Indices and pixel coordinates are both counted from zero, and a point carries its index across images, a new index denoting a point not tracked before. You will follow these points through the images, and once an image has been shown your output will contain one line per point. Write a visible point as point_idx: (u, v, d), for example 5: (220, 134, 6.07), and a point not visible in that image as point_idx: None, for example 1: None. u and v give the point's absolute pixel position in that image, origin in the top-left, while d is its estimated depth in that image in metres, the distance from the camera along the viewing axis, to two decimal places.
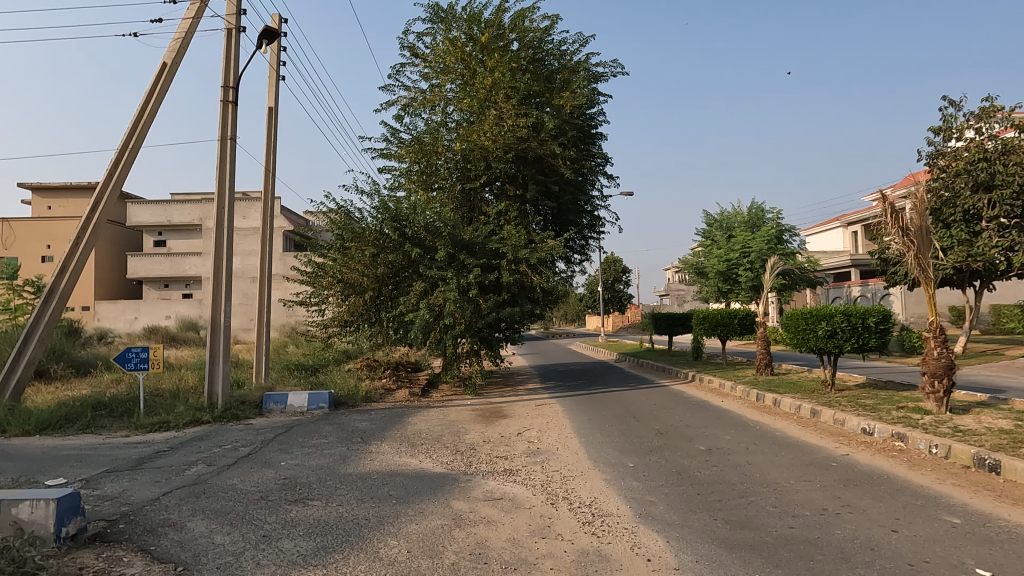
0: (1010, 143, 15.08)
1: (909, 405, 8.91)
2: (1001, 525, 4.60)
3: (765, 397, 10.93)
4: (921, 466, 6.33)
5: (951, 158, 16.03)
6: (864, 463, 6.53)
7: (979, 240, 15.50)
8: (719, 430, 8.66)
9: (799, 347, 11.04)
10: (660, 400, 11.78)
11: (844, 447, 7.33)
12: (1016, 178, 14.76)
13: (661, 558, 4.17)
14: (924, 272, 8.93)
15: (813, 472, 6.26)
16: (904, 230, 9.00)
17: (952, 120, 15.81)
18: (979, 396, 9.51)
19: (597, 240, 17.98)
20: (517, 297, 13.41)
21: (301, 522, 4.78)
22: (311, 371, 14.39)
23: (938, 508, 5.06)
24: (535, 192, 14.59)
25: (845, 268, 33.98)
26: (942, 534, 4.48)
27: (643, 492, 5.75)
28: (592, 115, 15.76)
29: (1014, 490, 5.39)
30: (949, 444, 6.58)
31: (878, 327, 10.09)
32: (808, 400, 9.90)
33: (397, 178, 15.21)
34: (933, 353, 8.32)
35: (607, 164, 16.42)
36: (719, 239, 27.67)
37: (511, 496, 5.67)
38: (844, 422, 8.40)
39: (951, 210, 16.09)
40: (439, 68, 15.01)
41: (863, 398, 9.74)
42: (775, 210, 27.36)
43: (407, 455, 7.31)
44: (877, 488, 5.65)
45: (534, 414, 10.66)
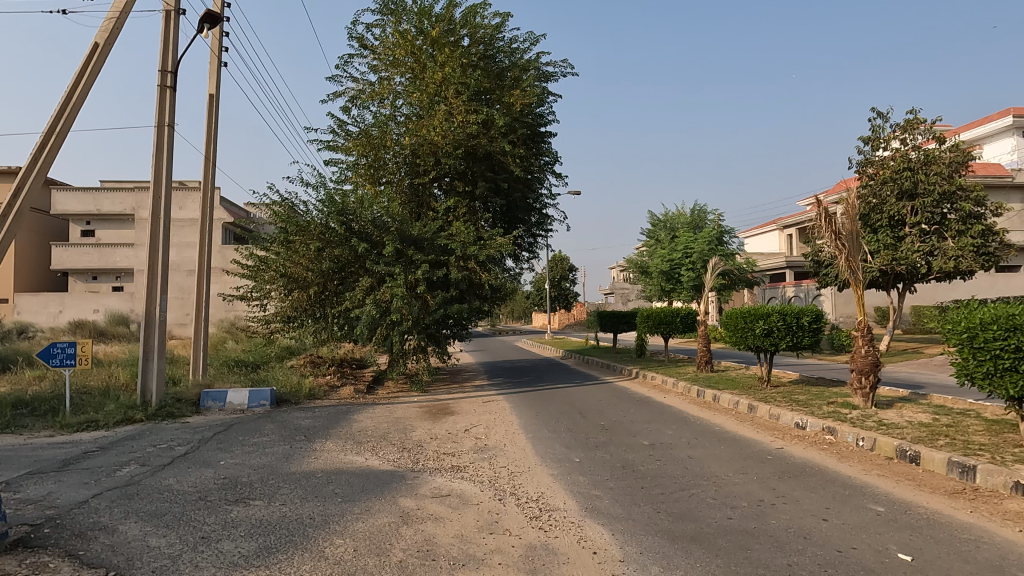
0: (930, 153, 16.21)
1: (838, 400, 9.36)
2: (920, 512, 4.91)
3: (705, 393, 11.29)
4: (849, 458, 6.68)
5: (879, 166, 16.86)
6: (797, 456, 6.84)
7: (903, 245, 16.43)
8: (661, 425, 8.89)
9: (738, 344, 11.36)
10: (605, 396, 11.99)
11: (779, 440, 7.65)
12: (936, 187, 15.87)
13: (607, 551, 4.26)
14: (854, 275, 9.34)
15: (750, 465, 6.51)
16: (837, 234, 9.41)
17: (880, 131, 16.69)
18: (901, 392, 10.06)
19: (545, 238, 18.17)
20: (465, 294, 13.41)
21: (242, 523, 4.65)
22: (252, 368, 13.94)
23: (864, 497, 5.35)
24: (485, 189, 14.60)
25: (780, 269, 35.35)
26: (868, 521, 4.75)
27: (588, 487, 5.85)
28: (542, 114, 15.80)
29: (932, 480, 5.76)
30: (874, 436, 6.96)
31: (811, 326, 10.62)
32: (746, 396, 10.27)
33: (343, 172, 14.85)
34: (860, 351, 8.76)
35: (556, 162, 16.48)
36: (663, 239, 28.39)
37: (459, 492, 5.66)
38: (779, 417, 8.76)
39: (878, 215, 16.96)
40: (389, 60, 14.89)
41: (797, 394, 10.17)
42: (716, 212, 28.19)
43: (353, 453, 7.20)
44: (809, 479, 5.93)
45: (480, 411, 10.65)
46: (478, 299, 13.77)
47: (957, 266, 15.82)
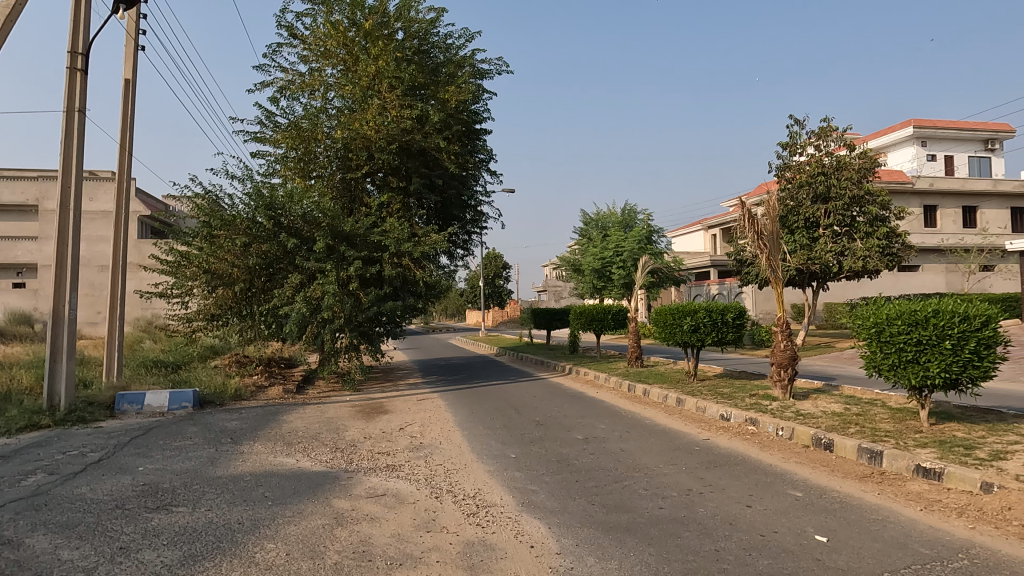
0: (842, 160, 17.13)
1: (760, 392, 9.84)
2: (834, 496, 5.24)
3: (635, 388, 11.60)
4: (769, 447, 7.04)
5: (796, 171, 17.73)
6: (722, 446, 7.14)
7: (817, 245, 17.55)
8: (594, 419, 9.08)
9: (667, 340, 11.72)
10: (539, 392, 12.13)
11: (705, 432, 7.97)
12: (847, 192, 16.95)
13: (544, 544, 4.32)
14: (774, 272, 9.84)
15: (679, 456, 6.75)
16: (760, 234, 9.86)
17: (797, 137, 17.52)
18: (816, 384, 10.68)
19: (480, 235, 18.18)
20: (399, 292, 13.23)
21: (164, 531, 4.43)
22: (172, 368, 13.26)
23: (784, 484, 5.66)
24: (419, 185, 14.44)
25: (705, 267, 36.76)
26: (788, 506, 5.03)
27: (525, 482, 5.91)
28: (477, 111, 15.77)
29: (844, 465, 6.15)
30: (792, 426, 7.36)
31: (735, 322, 11.17)
32: (674, 390, 10.63)
33: (271, 165, 14.34)
34: (780, 346, 9.22)
35: (491, 160, 16.49)
36: (595, 238, 28.96)
37: (394, 491, 5.60)
38: (705, 409, 9.11)
39: (795, 217, 17.90)
40: (320, 51, 14.50)
41: (721, 387, 10.62)
42: (645, 212, 28.97)
43: (283, 455, 6.98)
44: (734, 468, 6.22)
45: (415, 409, 10.55)
46: (412, 297, 13.63)
47: (865, 266, 17.04)
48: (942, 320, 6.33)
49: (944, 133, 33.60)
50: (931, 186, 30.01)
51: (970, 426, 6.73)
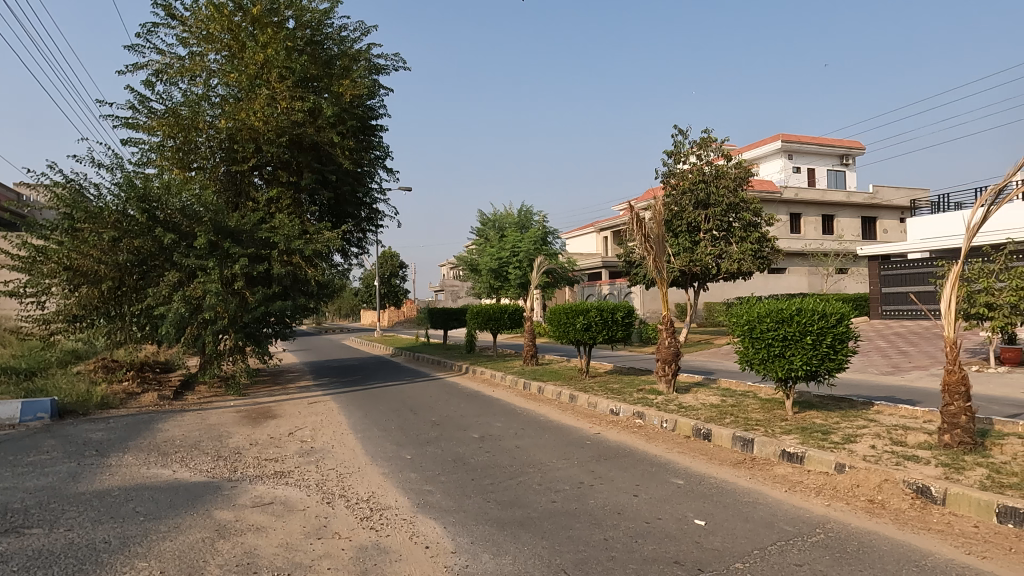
0: (720, 169, 18.52)
1: (646, 387, 10.35)
2: (712, 482, 5.63)
3: (530, 385, 11.84)
4: (655, 438, 7.44)
5: (680, 178, 18.92)
6: (611, 440, 7.45)
7: (699, 248, 18.61)
8: (490, 418, 9.17)
9: (560, 338, 12.03)
10: (436, 392, 12.08)
11: (596, 426, 8.28)
12: (725, 199, 18.24)
13: (439, 544, 4.31)
14: (660, 273, 10.37)
15: (571, 451, 6.97)
16: (647, 237, 10.35)
17: (681, 146, 18.70)
18: (697, 378, 11.41)
19: (375, 233, 17.81)
20: (289, 291, 12.68)
21: (14, 556, 3.98)
22: (25, 376, 11.91)
23: (668, 472, 6.01)
24: (311, 180, 13.90)
25: (597, 269, 38.13)
26: (671, 493, 5.34)
27: (420, 483, 5.87)
28: (372, 107, 15.43)
29: (720, 453, 6.61)
30: (675, 418, 7.81)
31: (624, 321, 11.71)
32: (567, 386, 10.96)
33: (145, 154, 13.26)
34: (665, 343, 9.75)
35: (387, 157, 16.20)
36: (492, 238, 29.25)
37: (282, 499, 5.37)
38: (596, 405, 9.47)
39: (679, 222, 18.97)
40: (201, 34, 13.58)
41: (611, 383, 11.07)
42: (541, 214, 29.58)
43: (157, 466, 6.49)
44: (622, 460, 6.50)
45: (305, 413, 10.16)
46: (303, 296, 13.12)
47: (740, 268, 18.28)
48: (804, 317, 6.97)
49: (807, 147, 36.95)
50: (796, 196, 32.88)
51: (827, 413, 7.46)
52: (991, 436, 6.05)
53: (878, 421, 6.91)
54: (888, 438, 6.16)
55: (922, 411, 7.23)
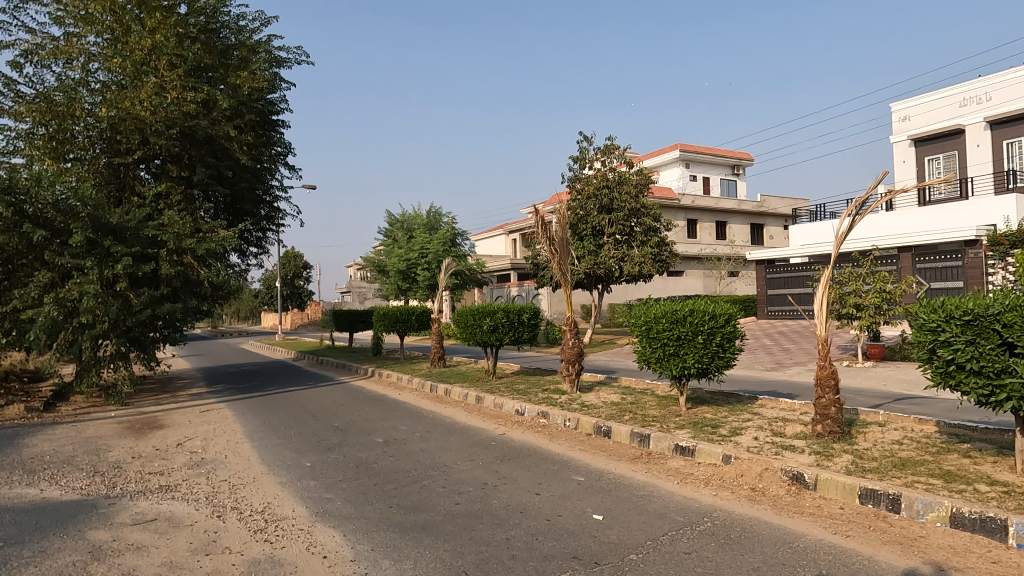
0: (623, 175, 19.23)
1: (551, 387, 10.57)
2: (610, 478, 5.83)
3: (437, 388, 11.76)
4: (558, 437, 7.61)
5: (585, 183, 19.49)
6: (516, 440, 7.55)
7: (603, 251, 19.22)
8: (395, 421, 9.03)
9: (468, 340, 12.04)
10: (340, 397, 11.74)
11: (501, 427, 8.35)
12: (627, 204, 18.95)
13: (338, 553, 4.20)
14: (564, 275, 10.61)
15: (477, 452, 7.00)
16: (551, 240, 10.56)
17: (586, 152, 19.28)
18: (599, 377, 11.77)
19: (275, 233, 17.07)
20: (179, 292, 11.90)
21: None
22: None
23: (570, 470, 6.17)
24: (205, 176, 13.12)
25: (506, 270, 38.45)
26: (571, 490, 5.49)
27: (320, 491, 5.69)
28: (272, 101, 14.79)
29: (619, 449, 6.87)
30: (578, 417, 8.02)
31: (530, 322, 11.90)
32: (474, 388, 10.98)
33: (11, 142, 12.03)
34: (569, 343, 10.01)
35: (289, 154, 15.58)
36: (400, 239, 28.83)
37: (168, 515, 5.04)
38: (502, 405, 9.55)
39: (584, 225, 19.52)
40: (79, 14, 12.49)
41: (518, 383, 11.21)
42: (450, 215, 29.47)
43: (22, 485, 5.90)
44: (526, 459, 6.60)
45: (196, 422, 9.57)
46: (195, 298, 12.36)
47: (642, 270, 19.02)
48: (696, 317, 7.38)
49: (703, 157, 39.06)
50: (693, 203, 34.68)
51: (717, 408, 7.92)
52: (857, 425, 6.65)
53: (761, 414, 7.42)
54: (770, 430, 6.64)
55: (799, 403, 7.84)
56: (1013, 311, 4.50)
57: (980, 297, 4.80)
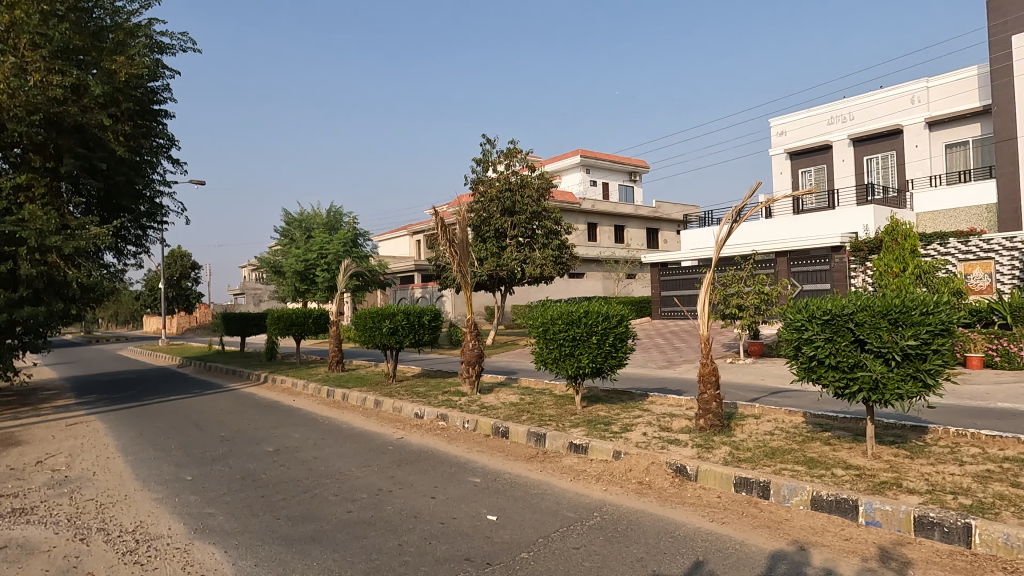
0: (525, 178, 19.53)
1: (452, 389, 10.54)
2: (506, 478, 5.89)
3: (334, 393, 11.41)
4: (456, 439, 7.61)
5: (488, 185, 19.61)
6: (414, 444, 7.47)
7: (505, 253, 19.41)
8: (287, 429, 8.67)
9: (366, 343, 11.77)
10: (228, 404, 11.12)
11: (399, 431, 8.24)
12: (529, 207, 19.25)
13: (217, 571, 3.98)
14: (464, 277, 10.62)
15: (372, 458, 6.86)
16: (451, 242, 10.54)
17: (490, 154, 19.42)
18: (500, 377, 11.88)
19: (157, 230, 15.90)
20: (41, 295, 10.82)
21: None
22: None
23: (467, 472, 6.17)
24: (74, 168, 12.01)
25: (409, 272, 37.96)
26: (467, 492, 5.50)
27: (200, 506, 5.36)
28: (154, 89, 13.75)
29: (516, 449, 6.97)
30: (476, 418, 8.06)
31: (430, 324, 11.83)
32: (372, 392, 10.76)
33: None
34: (469, 345, 10.03)
35: (172, 146, 14.56)
36: (298, 239, 27.75)
37: (21, 541, 4.56)
38: (401, 409, 9.42)
39: (487, 227, 19.64)
40: None
41: (418, 386, 11.10)
42: (352, 215, 28.70)
43: None
44: (423, 463, 6.55)
45: (60, 436, 8.72)
46: (61, 301, 11.29)
47: (543, 272, 19.38)
48: (590, 318, 7.61)
49: (602, 163, 40.38)
50: (593, 207, 35.77)
51: (610, 406, 8.22)
52: (735, 418, 7.12)
53: (651, 410, 7.77)
54: (658, 425, 6.97)
55: (685, 399, 8.28)
56: (864, 311, 5.00)
57: (836, 299, 5.28)
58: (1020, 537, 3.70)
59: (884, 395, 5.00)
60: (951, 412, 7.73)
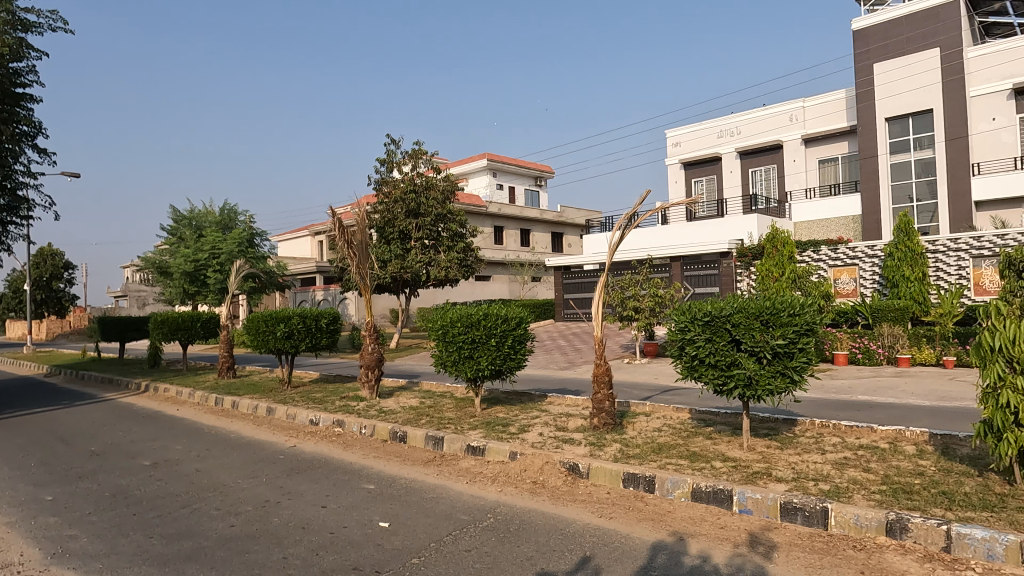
0: (430, 180, 19.38)
1: (350, 394, 10.27)
2: (402, 483, 5.80)
3: (222, 401, 10.79)
4: (352, 445, 7.41)
5: (392, 186, 19.30)
6: (307, 451, 7.21)
7: (410, 255, 19.17)
8: (168, 441, 8.10)
9: (259, 348, 11.23)
10: (102, 416, 10.24)
11: (292, 439, 7.91)
12: (434, 209, 19.12)
13: None
14: (363, 280, 10.38)
15: (261, 468, 6.54)
16: (350, 243, 10.28)
17: (394, 155, 19.13)
18: (400, 381, 11.70)
19: (20, 226, 14.43)
20: None
21: None
22: None
23: (361, 479, 6.02)
24: None
25: (310, 274, 36.63)
26: (360, 500, 5.36)
27: (61, 528, 4.90)
28: (17, 71, 12.47)
29: (413, 453, 6.88)
30: (373, 424, 7.89)
31: (328, 327, 11.47)
32: (265, 399, 10.28)
33: None
34: (368, 349, 9.80)
35: (39, 135, 13.27)
36: (187, 238, 26.07)
37: None
38: (295, 416, 9.06)
39: (391, 228, 19.32)
40: None
41: (314, 392, 10.73)
42: (248, 213, 27.33)
43: None
44: (315, 471, 6.32)
45: None
46: None
47: (448, 275, 19.32)
48: (489, 321, 7.66)
49: (509, 167, 40.83)
50: (499, 211, 36.08)
51: (509, 407, 8.31)
52: (627, 416, 7.39)
53: (548, 411, 7.93)
54: (554, 425, 7.12)
55: (581, 399, 8.51)
56: (740, 312, 5.34)
57: (716, 301, 5.60)
58: (868, 517, 4.09)
59: (757, 391, 5.36)
60: (818, 405, 8.43)
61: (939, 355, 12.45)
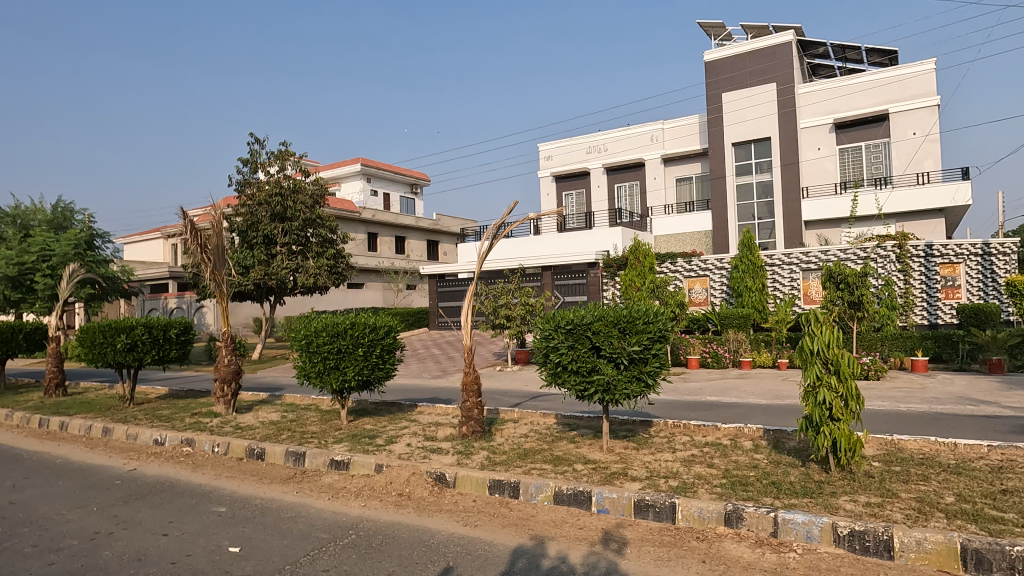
0: (298, 183, 18.50)
1: (202, 410, 9.51)
2: (256, 504, 5.45)
3: (48, 422, 9.56)
4: (203, 465, 6.86)
5: (255, 188, 18.20)
6: (149, 475, 6.56)
7: (275, 261, 18.17)
8: None
9: (95, 362, 10.09)
10: None
11: (132, 462, 7.17)
12: (302, 213, 18.29)
13: None
14: (220, 287, 9.69)
15: (92, 496, 5.86)
16: (203, 248, 9.52)
17: (257, 155, 18.06)
18: (261, 395, 11.03)
19: None
20: None
21: None
22: None
23: (210, 501, 5.58)
24: None
25: (161, 280, 33.57)
26: (208, 524, 4.97)
27: None
28: None
29: (271, 471, 6.49)
30: (228, 441, 7.35)
31: (179, 338, 10.53)
32: (101, 419, 9.24)
33: None
34: (224, 361, 9.14)
35: None
36: (10, 238, 22.93)
37: None
38: (137, 436, 8.23)
39: (254, 232, 18.22)
40: None
41: (161, 409, 9.81)
42: (86, 212, 24.56)
43: None
44: (158, 496, 5.77)
45: None
46: None
47: (316, 282, 18.54)
48: (356, 330, 7.44)
49: (383, 173, 40.02)
50: (373, 217, 35.24)
51: (377, 418, 8.09)
52: (495, 423, 7.48)
53: (416, 421, 7.82)
54: (422, 435, 7.04)
55: (451, 408, 8.48)
56: (600, 321, 5.59)
57: (578, 310, 5.82)
58: (709, 509, 4.43)
59: (615, 395, 5.64)
60: (671, 406, 9.04)
61: (774, 358, 13.84)
